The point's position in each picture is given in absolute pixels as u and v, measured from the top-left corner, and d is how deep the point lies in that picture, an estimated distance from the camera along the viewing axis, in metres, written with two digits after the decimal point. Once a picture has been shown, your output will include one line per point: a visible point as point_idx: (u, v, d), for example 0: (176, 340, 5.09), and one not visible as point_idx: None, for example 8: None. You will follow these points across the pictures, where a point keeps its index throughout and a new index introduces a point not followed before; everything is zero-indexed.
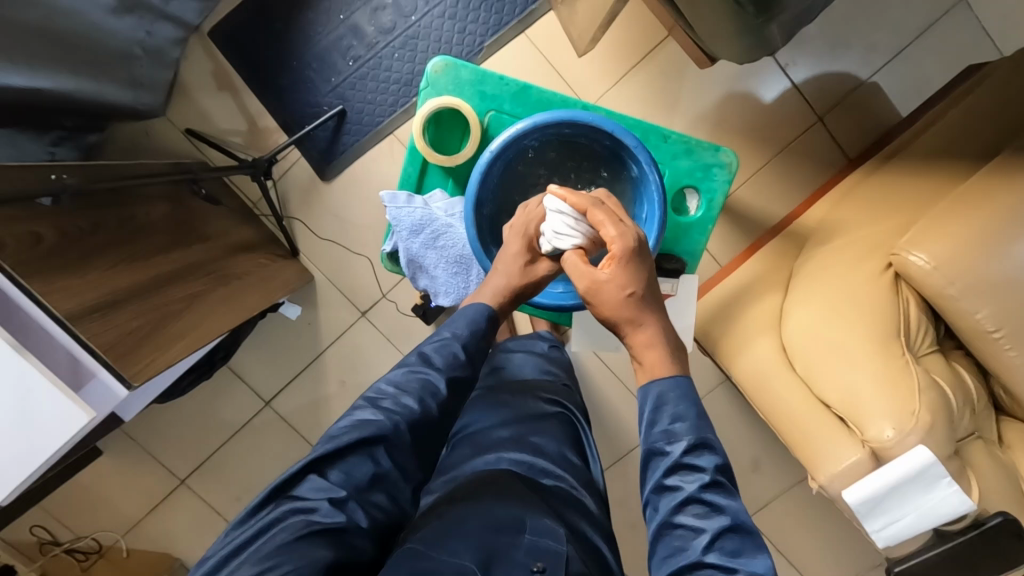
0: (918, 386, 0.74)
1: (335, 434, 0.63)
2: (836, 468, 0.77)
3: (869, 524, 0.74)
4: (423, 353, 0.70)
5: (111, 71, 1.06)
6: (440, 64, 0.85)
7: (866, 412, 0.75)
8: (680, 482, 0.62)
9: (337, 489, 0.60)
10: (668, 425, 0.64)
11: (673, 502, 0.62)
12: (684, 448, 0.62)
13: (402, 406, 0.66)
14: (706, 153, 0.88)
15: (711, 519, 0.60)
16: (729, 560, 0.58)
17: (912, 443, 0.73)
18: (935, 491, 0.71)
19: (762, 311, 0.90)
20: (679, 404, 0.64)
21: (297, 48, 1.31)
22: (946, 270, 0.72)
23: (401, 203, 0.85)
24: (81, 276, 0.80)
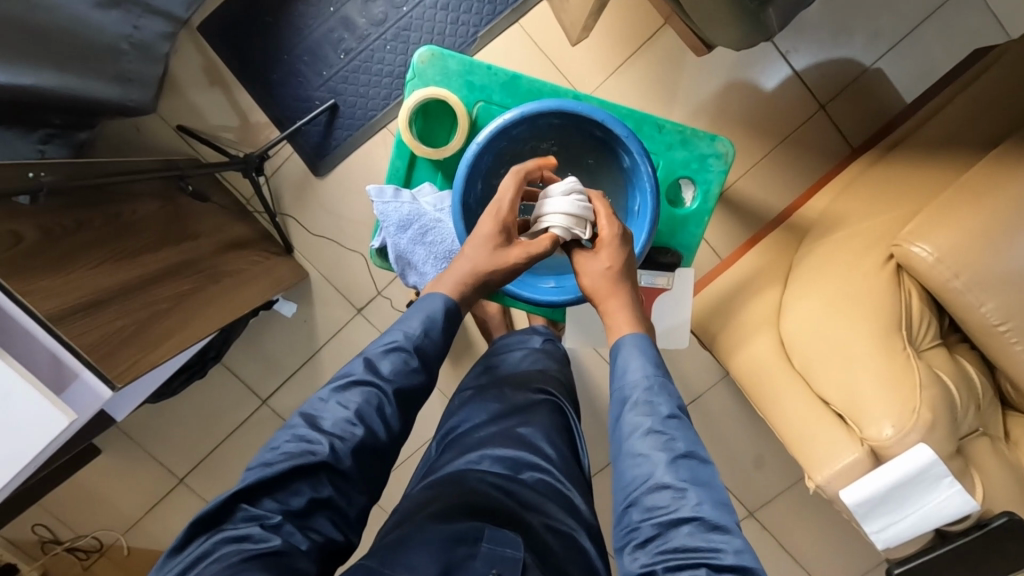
0: (921, 382, 0.71)
1: (270, 459, 0.62)
2: (835, 467, 0.74)
3: (869, 526, 0.73)
4: (369, 362, 0.69)
5: (98, 67, 1.04)
6: (426, 54, 0.83)
7: (865, 410, 0.72)
8: (642, 415, 0.64)
9: (271, 515, 0.59)
10: (633, 368, 0.67)
11: (635, 433, 0.63)
12: (642, 385, 0.65)
13: (344, 427, 0.65)
14: (702, 143, 0.85)
15: (669, 446, 0.61)
16: (682, 483, 0.59)
17: (913, 441, 0.70)
18: (936, 492, 0.70)
19: (760, 305, 0.88)
20: (646, 352, 0.68)
21: (288, 41, 1.29)
22: (951, 261, 0.69)
23: (388, 198, 0.83)
24: (65, 275, 0.78)
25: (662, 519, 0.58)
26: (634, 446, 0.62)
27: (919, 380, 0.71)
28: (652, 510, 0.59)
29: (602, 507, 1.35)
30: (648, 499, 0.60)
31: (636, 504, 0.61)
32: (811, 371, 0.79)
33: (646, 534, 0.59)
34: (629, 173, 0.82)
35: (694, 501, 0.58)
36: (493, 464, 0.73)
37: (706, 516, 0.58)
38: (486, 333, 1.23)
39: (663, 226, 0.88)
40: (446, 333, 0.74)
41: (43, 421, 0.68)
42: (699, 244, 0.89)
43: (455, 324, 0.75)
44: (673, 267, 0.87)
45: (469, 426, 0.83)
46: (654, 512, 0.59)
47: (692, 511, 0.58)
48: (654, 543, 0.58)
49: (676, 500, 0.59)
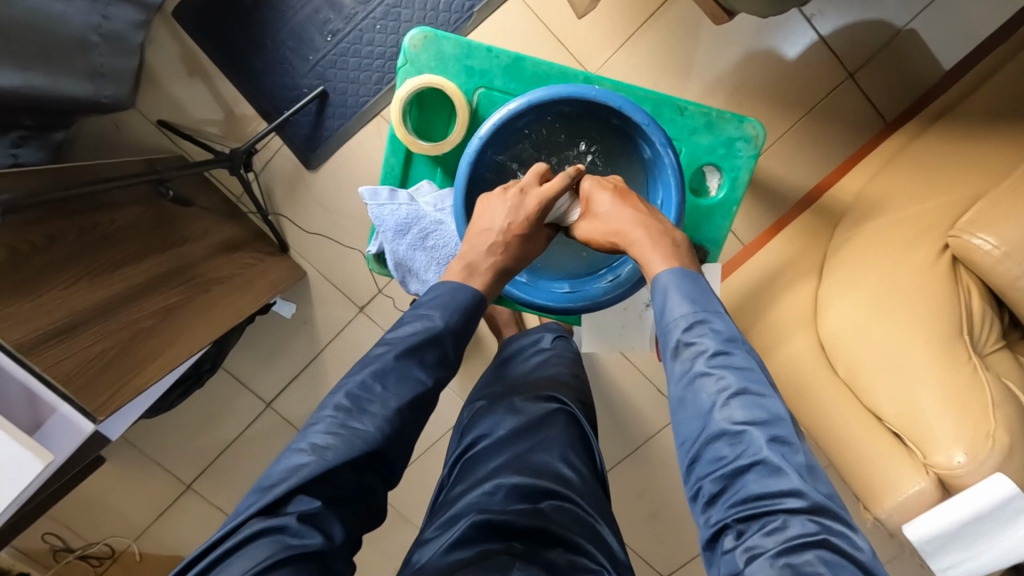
0: (992, 401, 0.64)
1: (318, 445, 0.55)
2: (895, 498, 0.66)
3: (935, 562, 0.64)
4: (410, 343, 0.60)
5: (66, 62, 0.96)
6: (418, 37, 0.75)
7: (929, 431, 0.65)
8: (689, 359, 0.57)
9: (311, 502, 0.53)
10: (675, 309, 0.59)
11: (685, 379, 0.56)
12: (683, 326, 0.58)
13: (389, 411, 0.58)
14: (729, 125, 0.77)
15: (722, 389, 0.55)
16: (740, 427, 0.53)
17: (988, 469, 0.62)
18: (1020, 526, 0.60)
19: (796, 304, 0.81)
20: (686, 290, 0.60)
21: (271, 25, 1.20)
22: (1021, 256, 0.61)
23: (383, 200, 0.76)
24: (33, 298, 0.71)
25: (726, 470, 0.53)
26: (682, 394, 0.57)
27: (991, 397, 0.64)
28: (713, 463, 0.54)
29: (622, 504, 1.30)
30: (709, 450, 0.54)
31: (698, 457, 0.55)
32: (858, 379, 0.72)
33: (708, 492, 0.54)
34: (649, 163, 0.74)
35: (755, 445, 0.52)
36: (507, 497, 0.68)
37: (769, 457, 0.51)
38: (495, 330, 1.16)
39: (686, 219, 0.80)
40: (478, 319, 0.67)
41: (19, 464, 0.62)
42: (727, 236, 0.81)
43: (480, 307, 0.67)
44: (699, 264, 0.79)
45: (483, 449, 0.77)
46: (716, 464, 0.53)
47: (757, 457, 0.52)
48: (722, 498, 0.53)
49: (740, 448, 0.53)
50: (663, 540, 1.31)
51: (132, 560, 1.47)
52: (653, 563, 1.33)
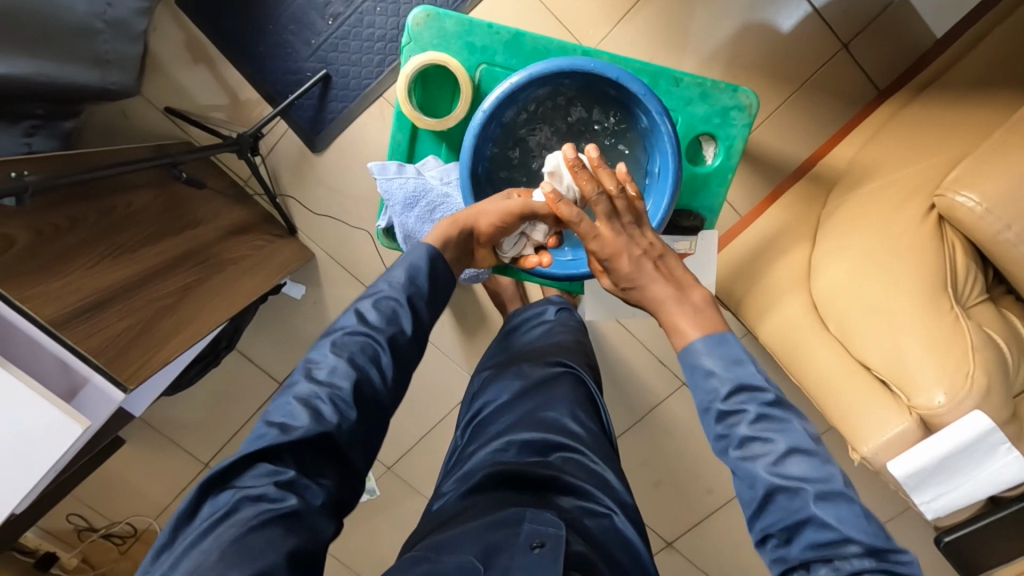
0: (972, 346, 0.67)
1: (280, 419, 0.55)
2: (878, 438, 0.70)
3: (918, 497, 0.70)
4: (358, 310, 0.61)
5: (74, 51, 0.98)
6: (421, 16, 0.76)
7: (912, 376, 0.68)
8: (731, 427, 0.57)
9: (284, 470, 0.52)
10: (709, 381, 0.59)
11: (732, 446, 0.57)
12: (723, 394, 0.58)
13: (339, 376, 0.57)
14: (724, 95, 0.79)
15: (769, 451, 0.55)
16: (793, 483, 0.54)
17: (967, 408, 0.66)
18: (991, 461, 0.67)
19: (790, 267, 0.84)
20: (717, 357, 0.60)
21: (272, 10, 1.22)
22: (1005, 209, 0.63)
23: (392, 174, 0.78)
24: (59, 278, 0.75)
25: (787, 524, 0.54)
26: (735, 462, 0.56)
27: (971, 342, 0.67)
28: (776, 516, 0.55)
29: (626, 471, 1.35)
30: (765, 508, 0.55)
31: (760, 515, 0.56)
32: (849, 334, 0.74)
33: (775, 538, 0.55)
34: (647, 133, 0.76)
35: (810, 501, 0.53)
36: (519, 451, 0.72)
37: (825, 510, 0.52)
38: (501, 305, 1.20)
39: (683, 188, 0.82)
40: (437, 277, 0.67)
41: (58, 430, 0.66)
42: (722, 204, 0.83)
43: (441, 269, 0.68)
44: (696, 231, 0.82)
45: (494, 409, 0.81)
46: (777, 520, 0.54)
47: (814, 511, 0.53)
48: (791, 545, 0.54)
49: (797, 502, 0.53)
50: (667, 505, 1.36)
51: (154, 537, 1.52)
52: (656, 528, 1.38)
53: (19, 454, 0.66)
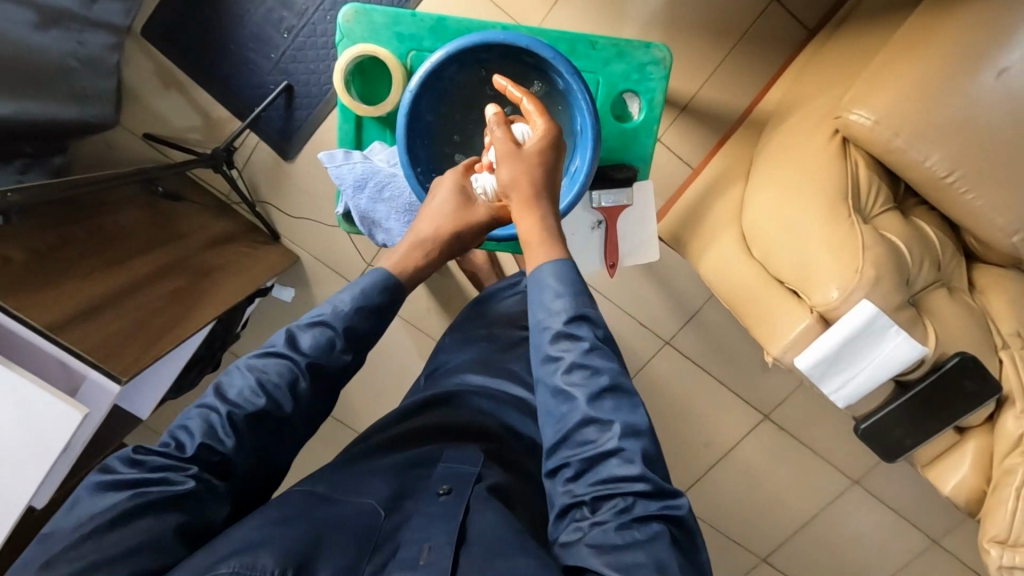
0: (863, 243, 0.71)
1: (184, 425, 0.59)
2: (787, 338, 0.76)
3: (827, 386, 0.75)
4: (291, 336, 0.64)
5: (49, 87, 1.08)
6: (350, 13, 0.83)
7: (814, 276, 0.74)
8: (562, 349, 0.60)
9: (184, 466, 0.56)
10: (550, 303, 0.61)
11: (557, 371, 0.59)
12: (563, 317, 0.60)
13: (247, 397, 0.60)
14: (638, 52, 0.84)
15: (592, 381, 0.58)
16: (606, 416, 0.58)
17: (857, 299, 0.71)
18: (885, 343, 0.71)
19: (724, 207, 0.90)
20: (565, 284, 0.61)
21: (231, 29, 1.29)
22: (893, 120, 0.69)
23: (340, 161, 0.84)
24: (56, 288, 0.85)
25: (591, 455, 0.57)
26: (560, 387, 0.59)
27: (862, 241, 0.72)
28: (581, 445, 0.58)
29: None
30: (576, 436, 0.58)
31: (566, 441, 0.59)
32: (767, 254, 0.79)
33: (575, 469, 0.58)
34: (566, 94, 0.81)
35: (614, 435, 0.57)
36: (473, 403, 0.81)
37: (627, 446, 0.56)
38: (479, 284, 1.26)
39: (613, 144, 0.88)
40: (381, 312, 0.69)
41: (62, 419, 0.74)
42: (654, 154, 0.88)
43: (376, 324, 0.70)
44: (631, 181, 0.87)
45: (451, 363, 0.91)
46: (582, 450, 0.57)
47: (617, 446, 0.56)
48: (585, 476, 0.57)
49: (605, 436, 0.57)
50: None
51: None
52: None
53: (28, 449, 0.74)
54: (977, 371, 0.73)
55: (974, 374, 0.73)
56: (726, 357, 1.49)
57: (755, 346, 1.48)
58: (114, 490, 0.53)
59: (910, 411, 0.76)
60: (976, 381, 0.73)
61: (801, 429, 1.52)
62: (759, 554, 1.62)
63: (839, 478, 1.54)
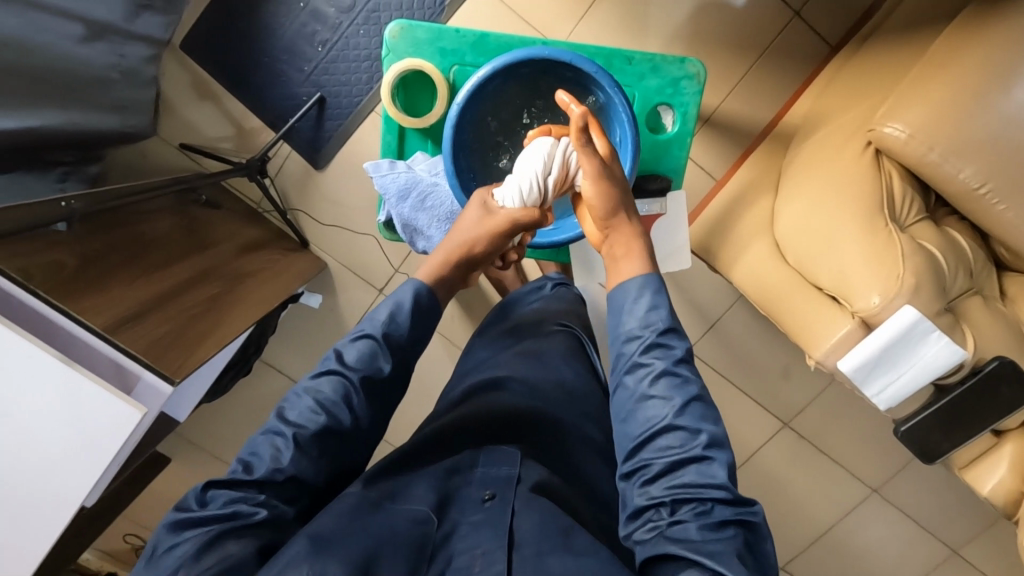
0: (902, 252, 0.74)
1: (252, 452, 0.62)
2: (830, 342, 0.79)
3: (869, 389, 0.78)
4: (338, 354, 0.67)
5: (92, 99, 1.11)
6: (396, 29, 0.86)
7: (853, 283, 0.76)
8: (652, 358, 0.64)
9: (253, 496, 0.59)
10: (644, 314, 0.66)
11: (646, 376, 0.64)
12: (656, 328, 0.65)
13: (307, 416, 0.63)
14: (673, 67, 0.87)
15: (680, 389, 0.63)
16: (693, 425, 0.62)
17: (900, 305, 0.73)
18: (926, 347, 0.73)
19: (755, 217, 0.92)
20: (655, 298, 0.67)
21: (265, 42, 1.33)
22: (927, 134, 0.71)
23: (385, 171, 0.87)
24: (104, 292, 0.87)
25: (674, 458, 0.61)
26: (647, 394, 0.63)
27: (901, 250, 0.74)
28: (665, 449, 0.62)
29: None
30: (658, 441, 0.62)
31: (648, 443, 0.63)
32: (806, 264, 0.81)
33: (656, 470, 0.61)
34: (605, 108, 0.84)
35: (698, 442, 0.61)
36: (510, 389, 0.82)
37: (711, 454, 0.61)
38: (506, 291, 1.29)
39: (648, 155, 0.90)
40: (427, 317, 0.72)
41: (118, 414, 0.76)
42: (686, 165, 0.91)
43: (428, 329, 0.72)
44: (664, 192, 0.89)
45: (485, 359, 0.93)
46: (665, 452, 0.61)
47: (701, 453, 0.61)
48: (664, 478, 0.61)
49: (689, 441, 0.61)
50: None
51: None
52: None
53: (80, 449, 0.76)
54: (1017, 375, 0.75)
55: (1012, 378, 0.75)
56: (746, 364, 1.50)
57: (776, 353, 1.49)
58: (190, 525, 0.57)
59: (949, 414, 0.78)
60: (1015, 386, 0.75)
61: (819, 437, 1.53)
62: (776, 563, 1.63)
63: (858, 487, 1.55)
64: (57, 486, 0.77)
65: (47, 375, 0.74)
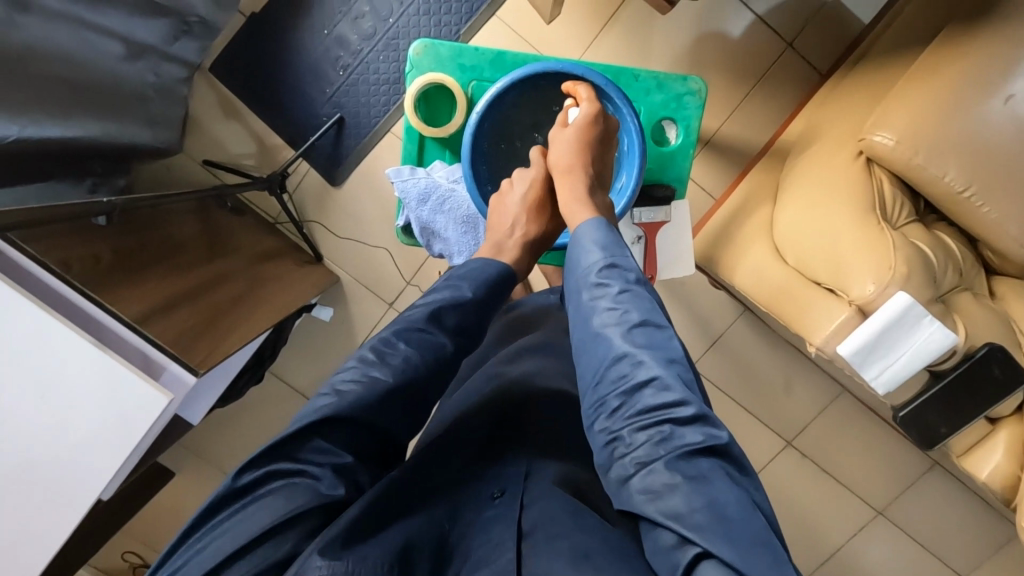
0: (894, 245, 0.78)
1: (341, 391, 0.61)
2: (825, 329, 0.82)
3: (867, 372, 0.81)
4: (435, 311, 0.68)
5: (127, 114, 1.18)
6: (419, 47, 0.93)
7: (848, 274, 0.80)
8: (596, 293, 0.65)
9: (341, 454, 0.59)
10: (586, 253, 0.68)
11: (591, 310, 0.64)
12: (598, 263, 0.67)
13: (405, 366, 0.64)
14: (676, 84, 0.94)
15: (625, 317, 0.63)
16: (641, 350, 0.61)
17: (893, 292, 0.77)
18: (920, 330, 0.77)
19: (754, 224, 0.97)
20: (600, 236, 0.69)
21: (290, 65, 1.41)
22: (913, 141, 0.76)
23: (406, 176, 0.92)
24: (136, 286, 0.92)
25: (626, 386, 0.60)
26: (599, 327, 0.63)
27: (892, 243, 0.79)
28: (617, 379, 0.61)
29: None
30: (612, 374, 0.61)
31: (603, 377, 0.62)
32: (803, 261, 0.86)
33: (613, 403, 0.60)
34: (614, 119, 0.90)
35: (649, 365, 0.60)
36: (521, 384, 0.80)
37: (661, 374, 0.59)
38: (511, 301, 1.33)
39: (653, 166, 0.96)
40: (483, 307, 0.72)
41: (149, 402, 0.79)
42: (689, 176, 0.97)
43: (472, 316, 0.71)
44: (669, 200, 0.95)
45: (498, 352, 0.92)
46: (617, 383, 0.60)
47: (653, 376, 0.59)
48: (623, 409, 0.59)
49: (638, 368, 0.60)
50: None
51: None
52: None
53: (111, 435, 0.79)
54: (1007, 360, 0.79)
55: (1002, 362, 0.79)
56: (747, 382, 1.53)
57: (778, 370, 1.52)
58: (254, 488, 0.55)
59: (945, 398, 0.82)
60: (1005, 368, 0.79)
61: (822, 454, 1.54)
62: None
63: (863, 508, 1.55)
64: (83, 472, 0.79)
65: (80, 359, 0.77)
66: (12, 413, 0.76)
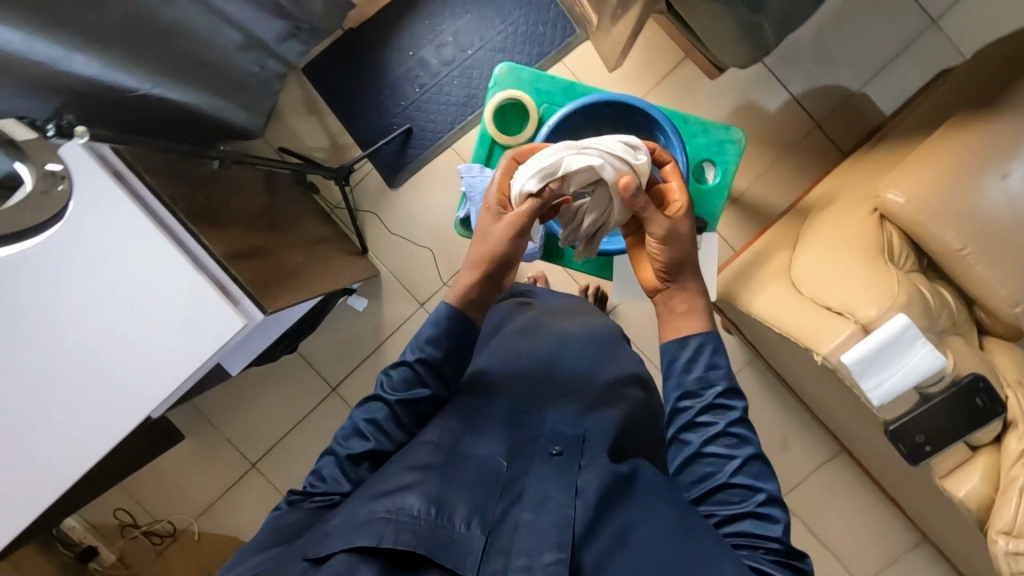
0: (898, 281, 0.88)
1: (324, 467, 0.77)
2: (834, 341, 0.89)
3: (865, 383, 0.87)
4: (385, 379, 0.81)
5: (230, 95, 1.33)
6: (503, 69, 1.08)
7: (857, 298, 0.89)
8: (712, 418, 0.77)
9: (333, 496, 0.74)
10: (702, 373, 0.78)
11: (706, 434, 0.76)
12: (718, 390, 0.77)
13: (364, 435, 0.77)
14: (719, 132, 1.08)
15: (739, 448, 0.75)
16: (750, 481, 0.74)
17: (893, 314, 0.86)
18: (914, 350, 0.85)
19: (774, 265, 1.09)
20: (714, 355, 0.79)
21: (374, 77, 1.58)
22: (921, 201, 0.88)
23: (475, 172, 1.05)
24: (222, 231, 1.04)
25: (732, 510, 0.73)
26: (709, 451, 0.76)
27: (897, 279, 0.89)
28: (726, 500, 0.74)
29: None
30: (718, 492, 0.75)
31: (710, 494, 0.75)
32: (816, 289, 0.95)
33: (717, 515, 0.73)
34: (663, 151, 1.03)
35: (755, 495, 0.73)
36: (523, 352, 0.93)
37: (766, 507, 0.72)
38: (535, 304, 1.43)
39: (691, 199, 1.08)
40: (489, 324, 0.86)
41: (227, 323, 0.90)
42: (722, 213, 1.09)
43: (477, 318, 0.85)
44: (701, 230, 1.06)
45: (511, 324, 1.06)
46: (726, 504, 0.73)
47: (758, 507, 0.72)
48: (725, 527, 0.73)
49: (746, 497, 0.73)
50: None
51: (191, 537, 1.76)
52: None
53: (188, 347, 0.90)
54: (989, 391, 0.88)
55: (985, 390, 0.87)
56: None
57: (776, 423, 1.59)
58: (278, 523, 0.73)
59: (933, 416, 0.89)
60: (987, 397, 0.88)
61: (811, 515, 1.57)
62: None
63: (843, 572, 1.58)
64: (157, 376, 0.90)
65: (177, 276, 0.89)
66: (115, 312, 0.89)
